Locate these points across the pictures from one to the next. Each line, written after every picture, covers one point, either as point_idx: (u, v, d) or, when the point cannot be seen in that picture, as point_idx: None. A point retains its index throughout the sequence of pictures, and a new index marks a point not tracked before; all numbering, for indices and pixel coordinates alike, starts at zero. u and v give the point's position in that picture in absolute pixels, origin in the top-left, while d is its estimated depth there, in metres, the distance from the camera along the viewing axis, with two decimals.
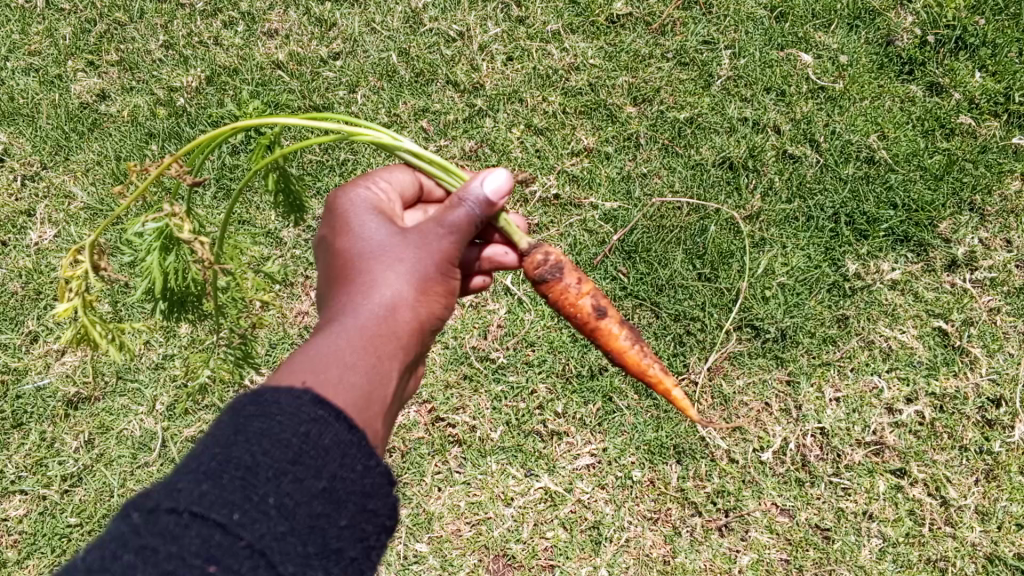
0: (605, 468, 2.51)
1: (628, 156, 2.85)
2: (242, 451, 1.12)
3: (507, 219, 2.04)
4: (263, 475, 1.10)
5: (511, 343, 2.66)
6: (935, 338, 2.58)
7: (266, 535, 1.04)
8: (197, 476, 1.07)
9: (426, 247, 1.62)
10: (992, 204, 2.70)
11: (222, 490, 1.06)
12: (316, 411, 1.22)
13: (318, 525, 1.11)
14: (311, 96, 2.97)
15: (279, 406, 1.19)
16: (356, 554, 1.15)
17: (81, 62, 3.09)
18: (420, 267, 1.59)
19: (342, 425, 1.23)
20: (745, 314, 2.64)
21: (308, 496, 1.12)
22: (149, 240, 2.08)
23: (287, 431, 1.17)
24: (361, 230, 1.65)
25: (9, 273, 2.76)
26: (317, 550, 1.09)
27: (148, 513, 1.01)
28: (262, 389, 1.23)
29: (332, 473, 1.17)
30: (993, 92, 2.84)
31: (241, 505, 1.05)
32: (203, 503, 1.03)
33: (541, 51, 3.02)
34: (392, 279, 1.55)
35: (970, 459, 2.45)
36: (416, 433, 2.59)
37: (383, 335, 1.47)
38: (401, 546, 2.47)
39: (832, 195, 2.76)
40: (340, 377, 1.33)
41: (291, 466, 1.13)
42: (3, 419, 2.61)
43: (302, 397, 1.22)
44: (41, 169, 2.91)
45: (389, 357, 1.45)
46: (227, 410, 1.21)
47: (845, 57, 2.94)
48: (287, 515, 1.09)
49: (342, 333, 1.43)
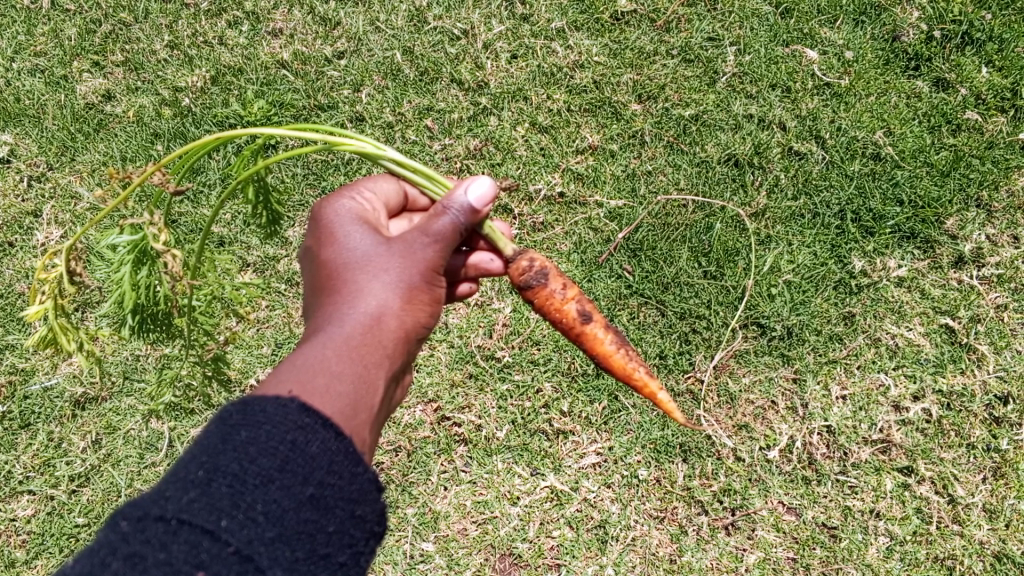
0: (611, 467, 2.51)
1: (633, 153, 2.84)
2: (228, 460, 1.12)
3: (493, 228, 2.02)
4: (251, 483, 1.10)
5: (516, 341, 2.65)
6: (942, 335, 2.57)
7: (254, 540, 1.05)
8: (185, 484, 1.08)
9: (411, 256, 1.62)
10: (999, 200, 2.69)
11: (211, 497, 1.07)
12: (303, 418, 1.20)
13: (306, 532, 1.12)
14: (316, 95, 2.98)
15: (265, 415, 1.18)
16: (345, 559, 1.16)
17: (87, 63, 3.09)
18: (405, 274, 1.59)
19: (329, 432, 1.21)
20: (751, 312, 2.63)
21: (295, 503, 1.12)
22: (123, 252, 2.25)
23: (273, 439, 1.16)
24: (345, 240, 1.65)
25: (16, 274, 2.77)
26: (305, 555, 1.10)
27: (137, 521, 1.03)
28: (248, 399, 1.21)
29: (319, 480, 1.16)
30: (999, 88, 2.83)
31: (229, 512, 1.06)
32: (191, 510, 1.04)
33: (545, 49, 3.01)
34: (378, 288, 1.55)
35: (978, 456, 2.45)
36: (421, 433, 2.58)
37: (370, 343, 1.46)
38: (408, 545, 2.47)
39: (838, 192, 2.75)
40: (327, 386, 1.31)
41: (278, 474, 1.13)
42: (11, 419, 2.62)
43: (288, 406, 1.20)
44: (47, 170, 2.91)
45: (376, 365, 1.43)
46: (214, 420, 1.19)
47: (851, 53, 2.92)
48: (275, 519, 1.09)
49: (327, 343, 1.41)
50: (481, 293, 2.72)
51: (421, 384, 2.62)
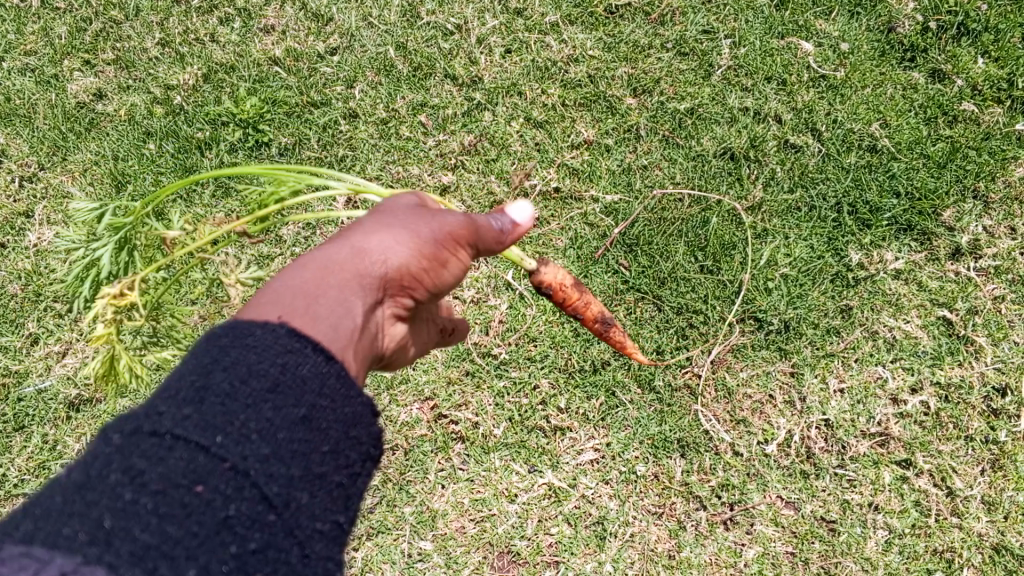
0: (609, 463, 2.50)
1: (628, 148, 2.83)
2: (220, 379, 1.05)
3: (510, 251, 2.12)
4: (243, 401, 1.04)
5: (512, 338, 2.64)
6: (940, 327, 2.57)
7: (250, 457, 1.00)
8: (176, 401, 1.01)
9: (425, 217, 1.58)
10: (996, 190, 2.69)
11: (205, 415, 1.01)
12: (292, 342, 1.14)
13: (302, 452, 1.06)
14: (309, 92, 2.96)
15: (254, 338, 1.12)
16: (342, 479, 1.11)
17: (77, 62, 3.06)
18: (414, 227, 1.54)
19: (319, 356, 1.15)
20: (748, 307, 2.62)
21: (289, 422, 1.06)
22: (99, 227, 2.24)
23: (264, 361, 1.10)
24: (377, 204, 1.64)
25: (9, 275, 2.75)
26: (303, 473, 1.05)
27: (128, 436, 0.96)
28: (238, 320, 1.16)
29: (312, 401, 1.10)
30: (996, 78, 2.82)
31: (223, 428, 1.00)
32: (184, 426, 0.98)
33: (539, 43, 3.00)
34: (383, 232, 1.49)
35: (976, 448, 2.44)
36: (419, 431, 2.57)
37: (360, 276, 1.38)
38: (406, 544, 2.46)
39: (834, 184, 2.74)
40: (309, 308, 1.24)
41: (270, 395, 1.07)
42: (5, 421, 2.60)
43: (275, 330, 1.14)
44: (38, 170, 2.89)
45: (362, 295, 1.35)
46: (202, 339, 1.13)
47: (846, 45, 2.91)
48: (270, 436, 1.03)
49: (318, 268, 1.35)
50: (477, 290, 2.70)
51: (417, 382, 2.61)
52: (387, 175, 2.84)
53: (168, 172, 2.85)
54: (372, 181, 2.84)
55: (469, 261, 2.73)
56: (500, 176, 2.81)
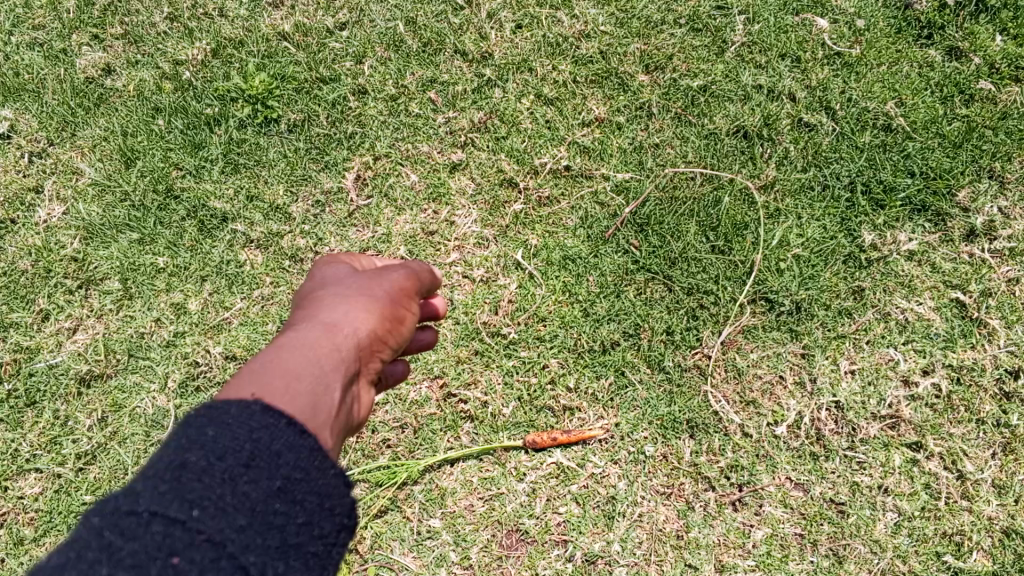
0: (618, 443, 2.49)
1: (640, 125, 2.80)
2: (196, 457, 1.11)
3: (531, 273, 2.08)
4: (219, 476, 1.10)
5: (522, 317, 2.62)
6: (953, 309, 2.54)
7: (226, 528, 1.05)
8: (156, 480, 1.07)
9: (380, 281, 1.66)
10: (1012, 171, 2.66)
11: (182, 490, 1.06)
12: (266, 418, 1.21)
13: (276, 523, 1.11)
14: (318, 68, 2.94)
15: (227, 417, 1.18)
16: (317, 549, 1.15)
17: (86, 36, 3.05)
18: (372, 294, 1.62)
19: (293, 430, 1.22)
20: (759, 287, 2.59)
21: (265, 495, 1.12)
22: None
23: (238, 438, 1.15)
24: (328, 277, 1.71)
25: (19, 251, 2.76)
26: (276, 544, 1.10)
27: (108, 516, 1.01)
28: (214, 402, 1.22)
29: (286, 474, 1.16)
30: (1013, 57, 2.78)
31: (200, 501, 1.06)
32: (162, 502, 1.04)
33: (550, 18, 2.97)
34: (344, 305, 1.56)
35: (988, 432, 2.43)
36: (427, 409, 2.56)
37: (331, 349, 1.45)
38: (415, 521, 2.46)
39: (848, 164, 2.70)
40: (287, 386, 1.31)
41: (246, 469, 1.12)
42: (16, 397, 2.61)
43: (251, 407, 1.21)
44: (48, 146, 2.89)
45: (337, 367, 1.43)
46: (179, 424, 1.19)
47: (862, 22, 2.87)
48: (246, 508, 1.09)
49: (285, 346, 1.41)
50: (487, 269, 2.69)
51: (426, 360, 2.60)
52: (397, 152, 2.83)
53: (178, 149, 2.85)
54: (382, 159, 2.83)
55: (479, 240, 2.72)
56: (510, 155, 2.79)
